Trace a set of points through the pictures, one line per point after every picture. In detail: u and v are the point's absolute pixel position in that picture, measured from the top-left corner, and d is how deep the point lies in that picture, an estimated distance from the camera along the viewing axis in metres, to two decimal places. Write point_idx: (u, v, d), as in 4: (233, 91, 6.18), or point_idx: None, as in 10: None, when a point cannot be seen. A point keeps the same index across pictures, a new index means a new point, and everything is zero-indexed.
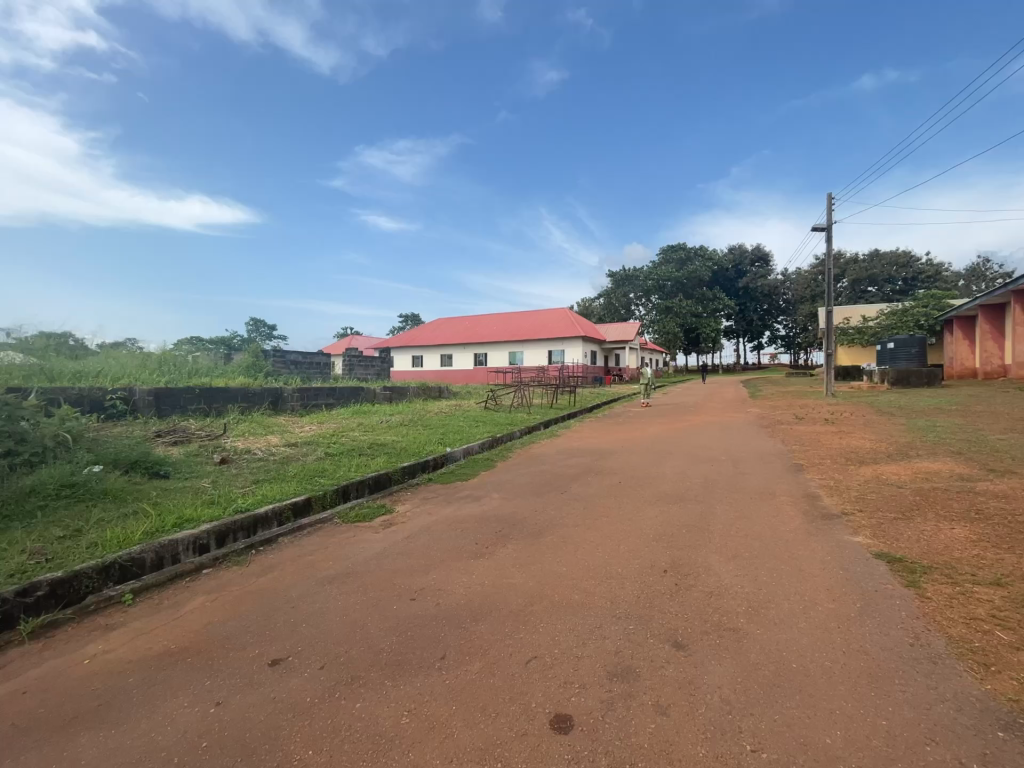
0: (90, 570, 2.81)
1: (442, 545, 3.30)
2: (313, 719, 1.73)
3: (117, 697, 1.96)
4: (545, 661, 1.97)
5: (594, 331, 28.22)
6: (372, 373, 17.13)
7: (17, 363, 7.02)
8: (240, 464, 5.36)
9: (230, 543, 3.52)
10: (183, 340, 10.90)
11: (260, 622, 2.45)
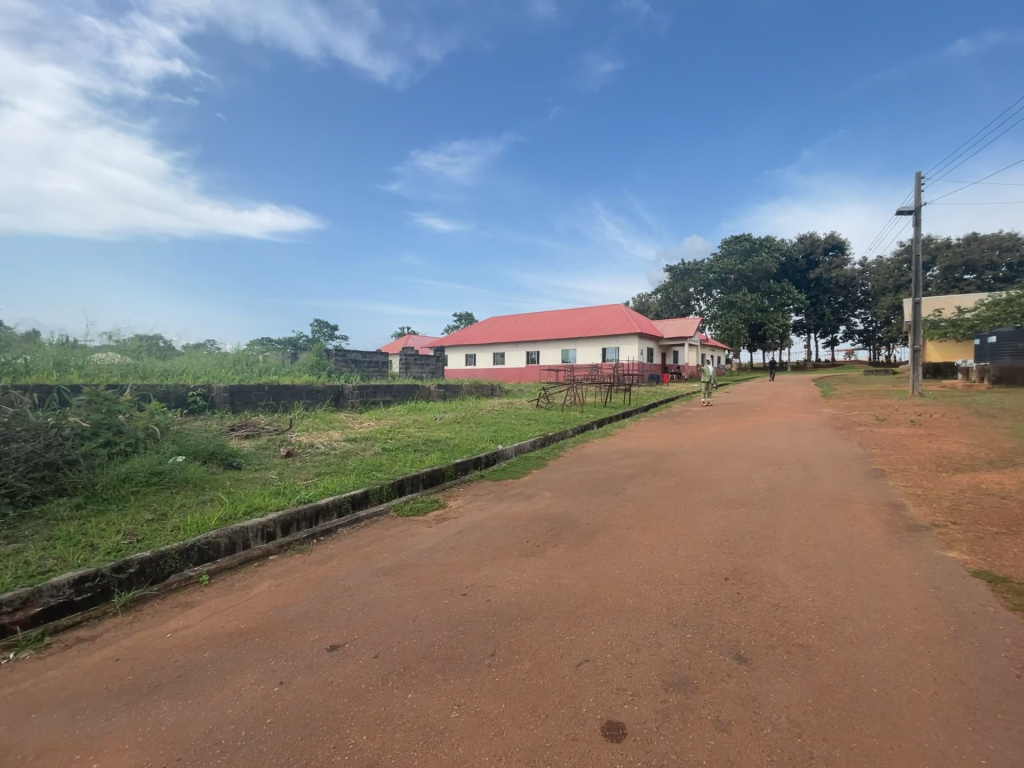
0: (173, 551, 3.06)
1: (493, 543, 3.30)
2: (367, 705, 1.78)
3: (192, 670, 2.11)
4: (597, 665, 1.91)
5: (650, 328, 27.41)
6: (427, 373, 17.54)
7: (116, 363, 7.81)
8: (304, 458, 5.66)
9: (295, 531, 3.73)
10: (255, 341, 11.66)
11: (320, 608, 2.56)
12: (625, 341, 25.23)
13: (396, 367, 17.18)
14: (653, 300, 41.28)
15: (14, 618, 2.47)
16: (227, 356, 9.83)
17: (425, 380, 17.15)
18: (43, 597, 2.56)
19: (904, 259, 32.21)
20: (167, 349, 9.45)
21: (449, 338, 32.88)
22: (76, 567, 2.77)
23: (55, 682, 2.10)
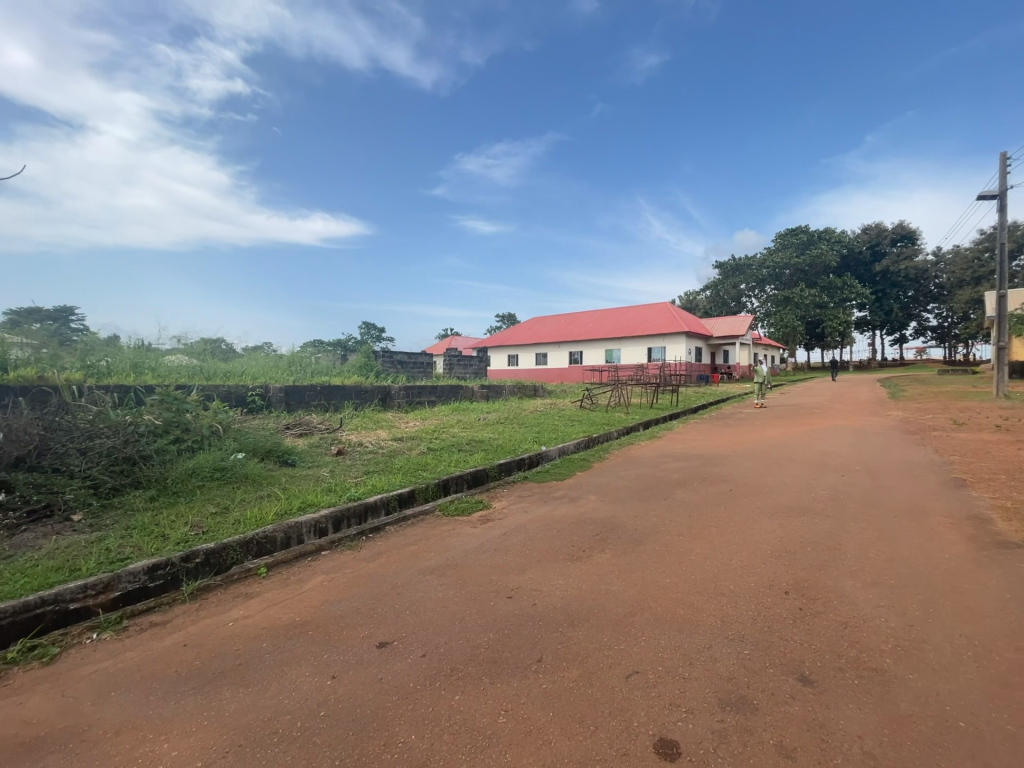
0: (234, 543, 3.23)
1: (538, 545, 3.28)
2: (415, 705, 1.80)
3: (252, 659, 2.22)
4: (648, 678, 1.84)
5: (698, 326, 26.52)
6: (470, 373, 17.74)
7: (184, 365, 8.39)
8: (354, 456, 5.84)
9: (345, 528, 3.85)
10: (308, 343, 12.19)
11: (370, 605, 2.62)
12: (672, 340, 24.54)
13: (440, 367, 17.51)
14: (701, 298, 39.92)
15: (97, 601, 2.68)
16: (282, 357, 10.34)
17: (468, 380, 17.36)
18: (121, 582, 2.77)
19: (985, 248, 29.51)
20: (229, 350, 10.06)
21: (492, 338, 33.16)
22: (149, 556, 2.98)
23: (132, 664, 2.26)
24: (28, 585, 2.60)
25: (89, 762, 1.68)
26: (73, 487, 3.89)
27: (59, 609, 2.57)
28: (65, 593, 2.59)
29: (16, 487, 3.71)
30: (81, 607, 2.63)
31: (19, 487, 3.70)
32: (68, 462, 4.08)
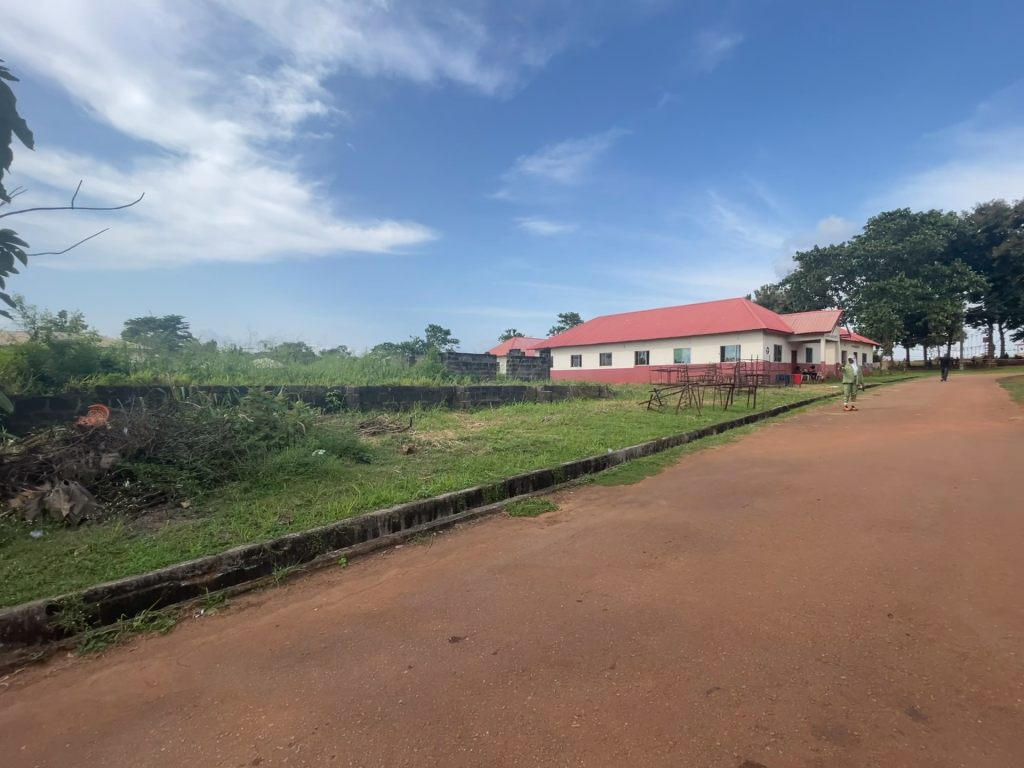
0: (317, 533, 3.47)
1: (608, 549, 3.21)
2: (490, 701, 1.83)
3: (336, 643, 2.36)
4: (730, 696, 1.75)
5: (775, 323, 24.81)
6: (534, 373, 17.79)
7: (272, 368, 9.13)
8: (423, 455, 6.05)
9: (417, 523, 4.00)
10: (379, 346, 12.82)
11: (442, 600, 2.70)
12: (746, 337, 23.12)
13: (504, 368, 17.71)
14: (779, 292, 37.33)
15: (202, 580, 2.97)
16: (356, 359, 10.97)
17: (531, 381, 17.43)
18: (222, 565, 3.06)
19: None
20: (310, 354, 10.82)
21: (554, 339, 33.07)
22: (245, 542, 3.26)
23: (233, 639, 2.49)
24: (148, 563, 2.93)
25: (200, 725, 1.87)
26: (182, 477, 4.35)
27: (172, 586, 2.88)
28: (177, 571, 2.90)
29: (138, 475, 4.21)
30: (190, 585, 2.93)
31: (140, 475, 4.20)
32: (178, 454, 4.57)
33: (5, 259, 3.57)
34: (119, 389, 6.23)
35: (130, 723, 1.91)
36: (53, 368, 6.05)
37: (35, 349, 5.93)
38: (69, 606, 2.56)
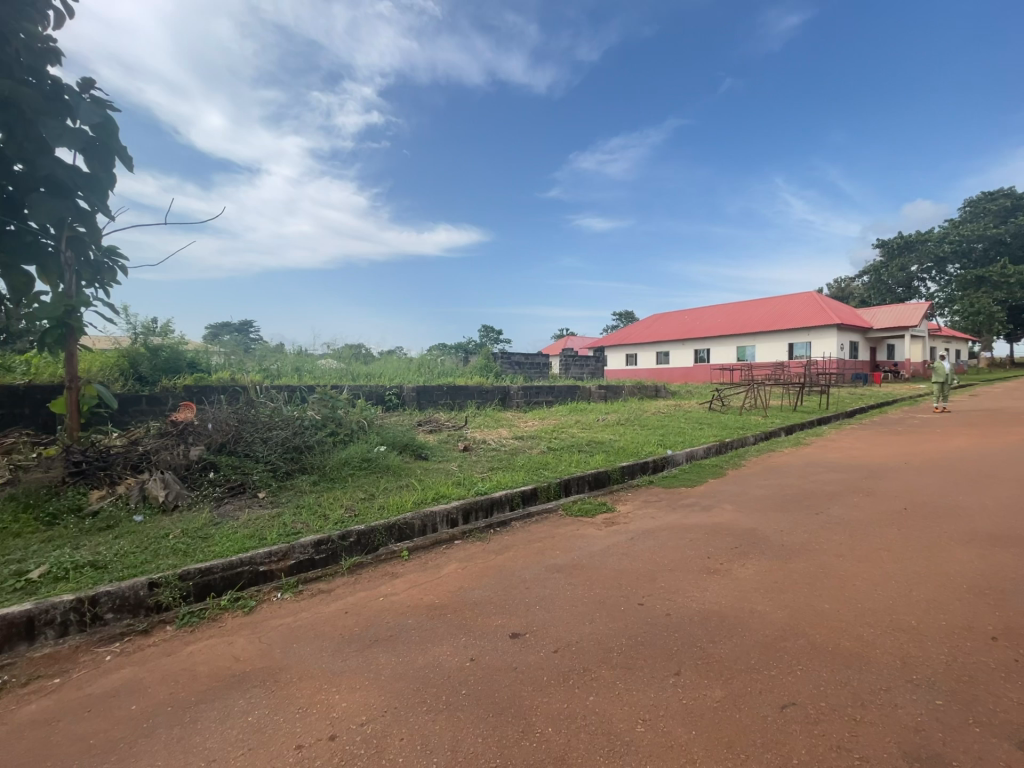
0: (381, 526, 3.63)
1: (669, 553, 3.13)
2: (552, 698, 1.84)
3: (401, 632, 2.46)
4: (807, 713, 1.65)
5: (851, 317, 23.03)
6: (588, 373, 17.59)
7: (336, 368, 9.64)
8: (479, 453, 6.16)
9: (474, 520, 4.08)
10: (435, 346, 13.17)
11: (502, 596, 2.75)
12: (817, 333, 21.63)
13: (557, 368, 17.65)
14: (854, 285, 34.63)
15: (278, 566, 3.20)
16: (413, 359, 11.33)
17: (584, 380, 17.27)
18: (295, 552, 3.27)
19: None
20: (371, 355, 11.30)
21: (608, 339, 32.55)
22: (315, 532, 3.47)
23: (307, 622, 2.65)
24: (232, 548, 3.19)
25: (281, 699, 2.01)
26: (259, 470, 4.69)
27: (252, 570, 3.11)
28: (257, 556, 3.13)
29: (221, 467, 4.59)
30: (268, 570, 3.16)
31: (223, 468, 4.57)
32: (255, 449, 4.93)
33: (111, 271, 4.10)
34: (203, 387, 6.81)
35: (220, 693, 2.09)
36: (149, 369, 6.72)
37: (134, 352, 6.66)
38: (166, 584, 2.84)
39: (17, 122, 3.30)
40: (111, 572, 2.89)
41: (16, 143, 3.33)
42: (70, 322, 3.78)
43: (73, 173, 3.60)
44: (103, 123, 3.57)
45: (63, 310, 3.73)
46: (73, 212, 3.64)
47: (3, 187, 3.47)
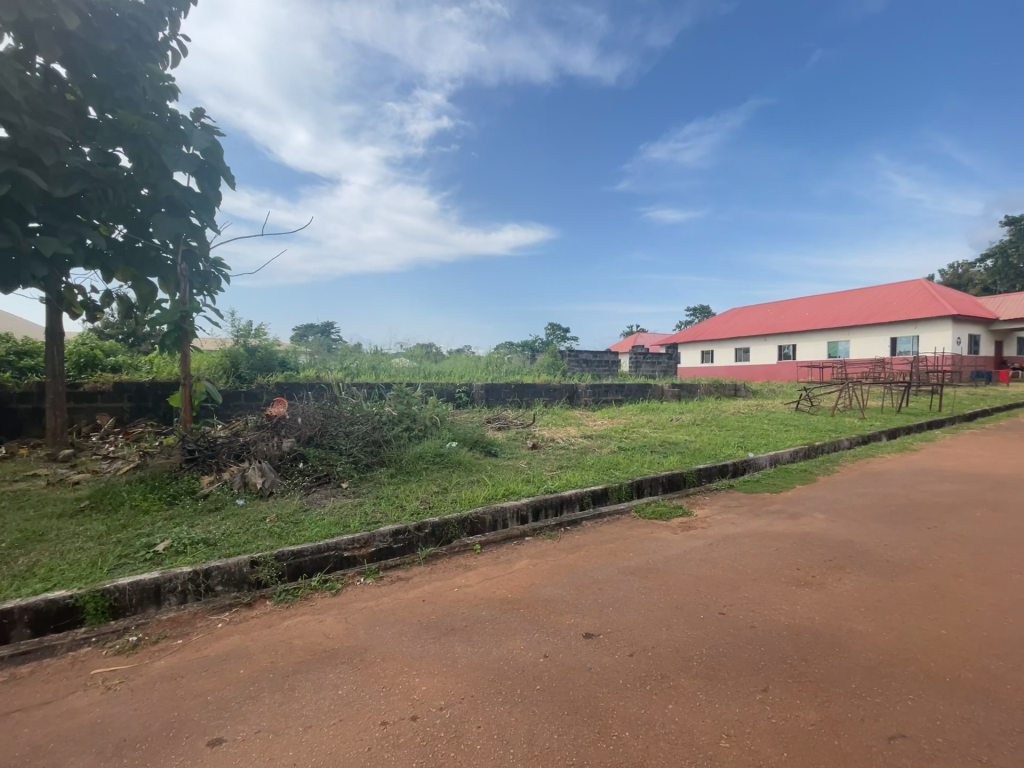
0: (454, 519, 3.75)
1: (752, 562, 2.95)
2: (628, 702, 1.81)
3: (475, 623, 2.53)
4: (921, 748, 1.50)
5: (969, 307, 20.28)
6: (660, 372, 16.95)
7: (410, 366, 10.10)
8: (547, 451, 6.16)
9: (544, 517, 4.10)
10: (503, 344, 13.34)
11: (574, 594, 2.74)
12: (925, 326, 19.31)
13: (627, 367, 17.18)
14: (973, 270, 30.45)
15: (360, 553, 3.41)
16: (482, 357, 11.56)
17: (655, 379, 16.71)
18: (376, 540, 3.48)
19: None
20: (443, 353, 11.68)
21: (680, 335, 31.28)
22: (394, 522, 3.66)
23: (388, 607, 2.81)
24: (320, 533, 3.46)
25: (368, 676, 2.15)
26: (342, 462, 5.03)
27: (338, 554, 3.34)
28: (341, 542, 3.37)
29: (309, 458, 4.96)
30: (352, 555, 3.38)
31: (311, 459, 4.95)
32: (339, 442, 5.28)
33: (216, 281, 4.57)
34: (293, 384, 7.41)
35: (315, 665, 2.28)
36: (247, 367, 7.43)
37: (234, 352, 7.39)
38: (265, 562, 3.13)
39: (144, 151, 3.76)
40: (220, 549, 3.23)
41: (143, 169, 3.80)
42: (185, 326, 4.29)
43: (187, 193, 4.05)
44: (211, 147, 3.98)
45: (179, 316, 4.20)
46: (187, 228, 4.09)
47: (132, 210, 3.95)
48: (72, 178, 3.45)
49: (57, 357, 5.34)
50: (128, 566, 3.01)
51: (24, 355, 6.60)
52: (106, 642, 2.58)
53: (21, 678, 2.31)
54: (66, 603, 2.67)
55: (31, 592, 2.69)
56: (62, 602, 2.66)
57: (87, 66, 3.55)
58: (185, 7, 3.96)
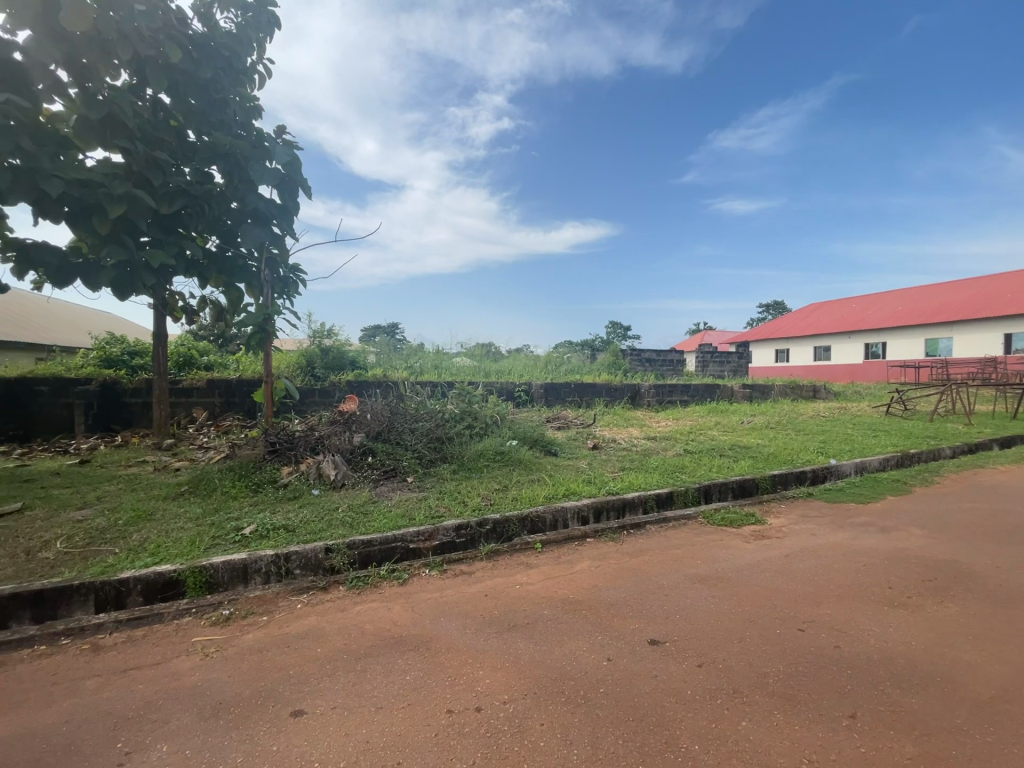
0: (515, 517, 3.79)
1: (835, 577, 2.74)
2: (697, 715, 1.74)
3: (537, 621, 2.55)
4: None
5: None
6: (729, 372, 16.17)
7: (472, 365, 10.31)
8: (608, 452, 6.05)
9: (605, 520, 4.03)
10: (563, 344, 13.30)
11: (638, 599, 2.67)
12: None
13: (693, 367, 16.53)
14: None
15: (425, 545, 3.53)
16: (542, 356, 11.57)
17: (724, 378, 15.95)
18: (439, 534, 3.58)
19: None
20: (503, 352, 11.84)
21: (751, 333, 29.56)
22: (457, 517, 3.76)
23: (453, 599, 2.89)
24: (388, 524, 3.62)
25: (434, 665, 2.23)
26: (408, 456, 5.23)
27: (404, 545, 3.49)
28: (407, 534, 3.50)
29: (378, 452, 5.21)
30: (417, 547, 3.51)
31: (379, 453, 5.19)
32: (405, 438, 5.50)
33: (294, 285, 4.86)
34: (363, 383, 7.82)
35: (385, 650, 2.40)
36: (322, 366, 7.92)
37: (310, 352, 7.91)
38: (339, 550, 3.32)
39: (234, 167, 4.12)
40: (298, 535, 3.48)
41: (233, 185, 4.16)
42: (267, 327, 4.62)
43: (269, 204, 4.39)
44: (291, 161, 4.27)
45: (263, 318, 4.54)
46: (269, 237, 4.43)
47: (224, 222, 4.32)
48: (175, 195, 3.82)
49: (162, 357, 6.00)
50: (221, 546, 3.31)
51: (135, 355, 7.47)
52: (203, 613, 2.85)
53: (136, 639, 2.62)
54: (170, 576, 2.98)
55: (143, 564, 3.05)
56: (167, 575, 2.98)
57: (186, 92, 3.89)
58: (271, 32, 4.30)
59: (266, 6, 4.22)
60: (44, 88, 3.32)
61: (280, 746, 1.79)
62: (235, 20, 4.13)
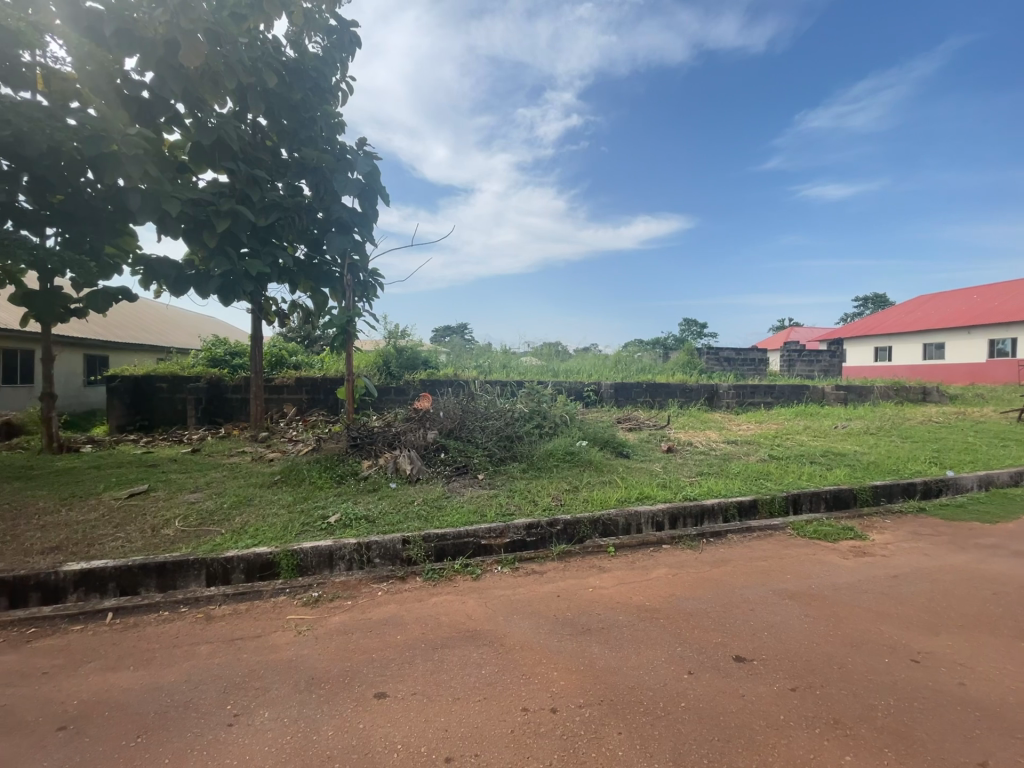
0: (587, 519, 3.74)
1: (956, 605, 2.43)
2: (793, 742, 1.62)
3: (612, 627, 2.49)
4: None
5: None
6: (819, 372, 14.88)
7: (540, 364, 10.30)
8: (684, 455, 5.79)
9: (682, 526, 3.87)
10: (635, 343, 12.92)
11: (720, 611, 2.54)
12: None
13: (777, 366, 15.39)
14: None
15: (496, 542, 3.59)
16: (612, 356, 11.32)
17: (813, 378, 14.70)
18: (510, 532, 3.63)
19: None
20: (572, 351, 11.73)
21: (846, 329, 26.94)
22: (528, 516, 3.78)
23: (525, 598, 2.91)
24: (462, 520, 3.72)
25: (509, 662, 2.26)
26: (479, 454, 5.34)
27: (476, 541, 3.56)
28: (480, 530, 3.58)
29: (450, 449, 5.37)
30: (489, 544, 3.57)
31: (451, 450, 5.35)
32: (476, 436, 5.62)
33: (373, 288, 5.13)
34: (435, 382, 8.10)
35: (461, 642, 2.46)
36: (397, 365, 8.29)
37: (387, 352, 8.32)
38: (415, 542, 3.46)
39: (321, 180, 4.41)
40: (378, 525, 3.68)
41: (320, 196, 4.45)
42: (350, 328, 4.90)
43: (352, 213, 4.64)
44: (371, 171, 4.50)
45: (347, 320, 4.82)
46: (352, 244, 4.69)
47: (312, 231, 4.63)
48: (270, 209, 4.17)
49: (258, 357, 6.59)
50: (310, 532, 3.59)
51: (236, 355, 8.28)
52: (296, 593, 3.10)
53: (241, 612, 2.90)
54: (268, 557, 3.28)
55: (245, 544, 3.37)
56: (265, 556, 3.27)
57: (280, 114, 4.24)
58: (353, 51, 4.57)
59: (349, 27, 4.48)
60: (166, 120, 3.78)
61: (367, 725, 1.90)
62: (321, 43, 4.42)
